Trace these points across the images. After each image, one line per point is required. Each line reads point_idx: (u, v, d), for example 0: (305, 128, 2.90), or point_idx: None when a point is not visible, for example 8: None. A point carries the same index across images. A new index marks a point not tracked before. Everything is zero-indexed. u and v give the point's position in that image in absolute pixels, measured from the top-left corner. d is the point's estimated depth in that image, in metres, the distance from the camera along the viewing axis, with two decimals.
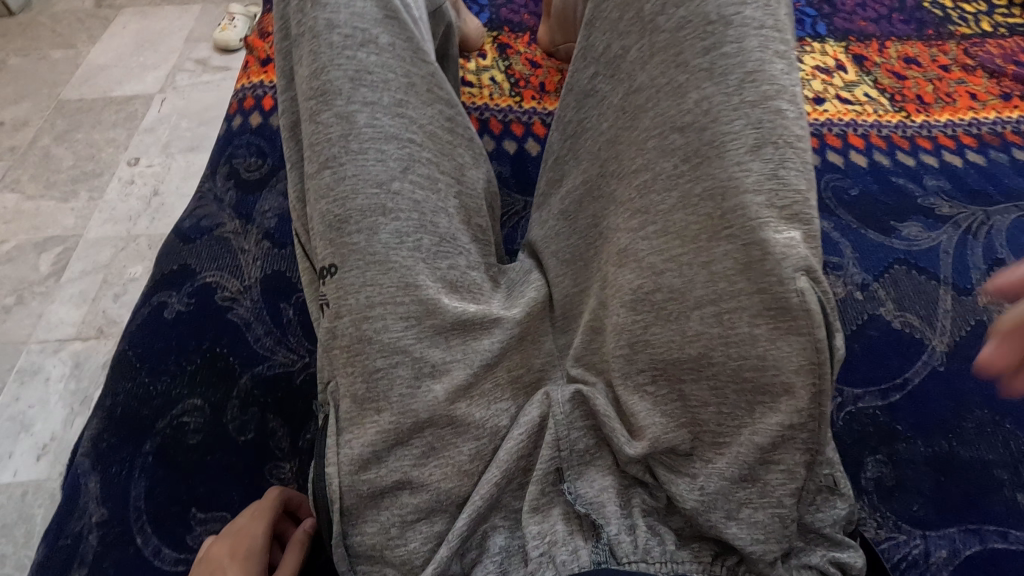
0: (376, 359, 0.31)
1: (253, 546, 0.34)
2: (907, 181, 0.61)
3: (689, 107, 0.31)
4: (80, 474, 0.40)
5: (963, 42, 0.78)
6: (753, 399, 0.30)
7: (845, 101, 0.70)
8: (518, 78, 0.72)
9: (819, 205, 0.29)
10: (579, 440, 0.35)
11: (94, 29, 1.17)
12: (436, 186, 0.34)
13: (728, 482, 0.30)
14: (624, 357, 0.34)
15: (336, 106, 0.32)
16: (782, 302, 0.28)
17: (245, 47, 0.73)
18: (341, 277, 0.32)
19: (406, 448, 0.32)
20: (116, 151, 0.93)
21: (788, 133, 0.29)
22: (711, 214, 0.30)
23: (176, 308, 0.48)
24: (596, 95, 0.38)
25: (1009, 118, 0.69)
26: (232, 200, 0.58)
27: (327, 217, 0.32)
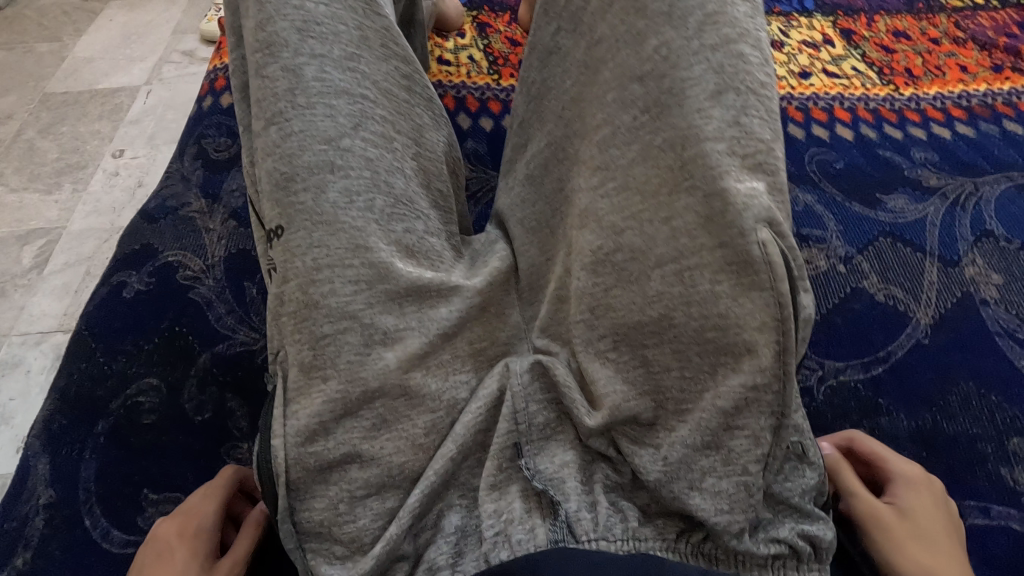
0: (323, 325, 0.30)
1: (203, 529, 0.32)
2: (894, 153, 0.60)
3: (649, 54, 0.30)
4: (31, 456, 0.39)
5: (954, 15, 0.76)
6: (716, 360, 0.28)
7: (832, 75, 0.69)
8: (497, 55, 0.70)
9: (783, 157, 0.28)
10: (538, 415, 0.35)
11: (78, 21, 1.16)
12: (391, 146, 0.32)
13: (691, 450, 0.29)
14: (585, 322, 0.33)
15: (282, 59, 0.30)
16: (744, 254, 0.27)
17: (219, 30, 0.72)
18: (288, 238, 0.30)
19: (355, 419, 0.31)
20: (99, 143, 0.92)
21: (750, 79, 0.28)
22: (672, 165, 0.29)
23: (136, 288, 0.46)
24: (559, 53, 0.37)
25: (1000, 90, 0.67)
26: (199, 179, 0.56)
27: (274, 176, 0.30)
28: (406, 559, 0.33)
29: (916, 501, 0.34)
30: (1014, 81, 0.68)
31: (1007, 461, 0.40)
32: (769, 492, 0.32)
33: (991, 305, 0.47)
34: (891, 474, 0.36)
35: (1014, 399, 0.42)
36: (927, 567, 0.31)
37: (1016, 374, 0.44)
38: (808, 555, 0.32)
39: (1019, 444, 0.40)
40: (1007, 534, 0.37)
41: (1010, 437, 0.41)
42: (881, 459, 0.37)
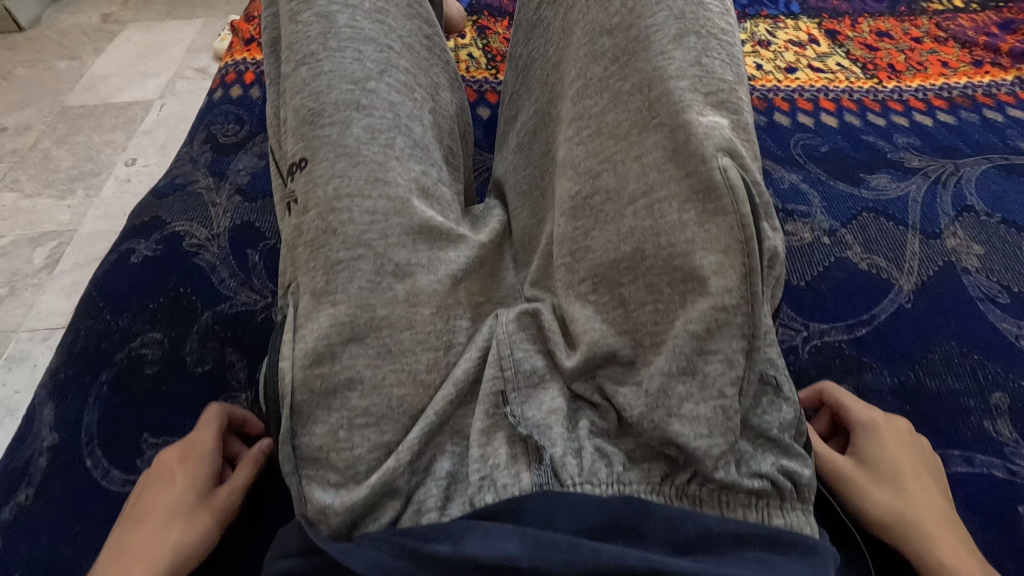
0: (339, 251, 0.31)
1: (205, 452, 0.33)
2: (877, 139, 0.61)
3: (616, 8, 0.33)
4: (37, 403, 0.40)
5: (935, 17, 0.78)
6: (685, 289, 0.29)
7: (817, 70, 0.71)
8: (495, 54, 0.73)
9: (744, 96, 0.30)
10: (528, 361, 0.35)
11: (97, 41, 1.21)
12: (413, 95, 0.35)
13: (667, 377, 0.30)
14: (566, 266, 0.34)
15: (317, 7, 0.34)
16: (707, 180, 0.28)
17: (231, 29, 0.75)
18: (312, 169, 0.32)
19: (361, 344, 0.31)
20: (113, 152, 0.96)
21: (711, 25, 0.31)
22: (640, 107, 0.31)
23: (143, 253, 0.48)
24: (541, 24, 0.40)
25: (980, 83, 0.69)
26: (208, 160, 0.58)
27: (301, 112, 0.33)
28: (397, 495, 0.33)
29: (873, 445, 0.34)
30: (994, 75, 0.70)
31: (990, 414, 0.40)
32: (746, 425, 0.32)
33: (972, 274, 0.49)
34: (851, 421, 0.35)
35: (995, 357, 0.43)
36: (892, 509, 0.31)
37: (997, 334, 0.45)
38: (791, 493, 0.31)
39: (1000, 399, 0.41)
40: (990, 480, 0.38)
41: (992, 392, 0.41)
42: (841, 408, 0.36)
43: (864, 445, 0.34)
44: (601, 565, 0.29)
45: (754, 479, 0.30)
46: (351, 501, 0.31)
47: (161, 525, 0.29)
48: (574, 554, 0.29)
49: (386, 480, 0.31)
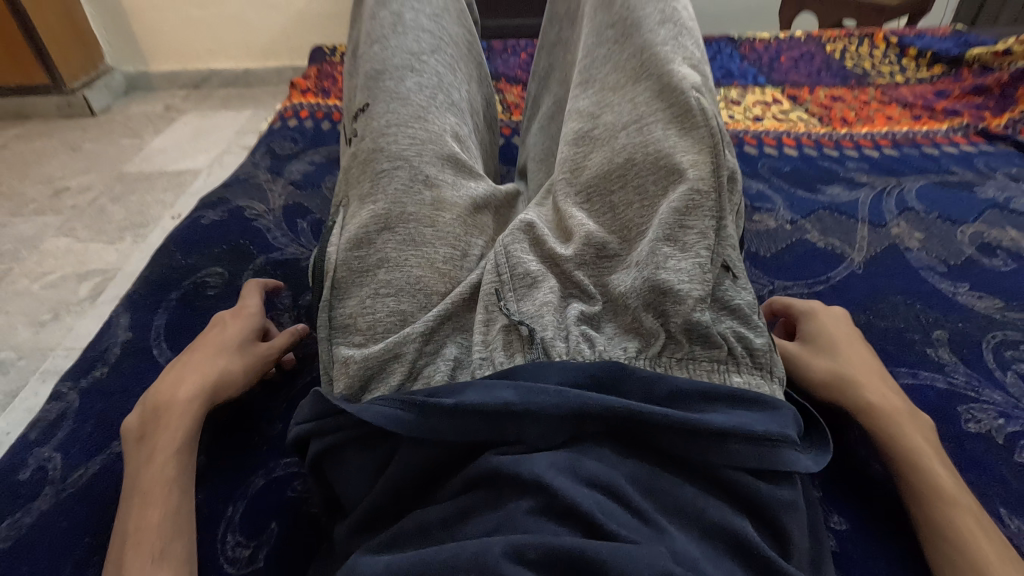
0: (383, 163, 0.41)
1: (252, 314, 0.41)
2: (832, 164, 0.73)
3: (617, 10, 0.45)
4: (113, 314, 0.47)
5: (881, 87, 0.93)
6: (667, 183, 0.37)
7: (780, 120, 0.85)
8: (510, 105, 0.88)
9: (709, 66, 0.41)
10: (527, 263, 0.37)
11: (156, 122, 1.55)
12: (454, 73, 0.49)
13: (655, 240, 0.35)
14: (566, 178, 0.41)
15: (391, 9, 0.49)
16: (685, 105, 0.38)
17: (292, 83, 0.90)
18: (371, 110, 0.44)
19: (390, 232, 0.39)
20: (162, 209, 1.22)
21: (684, 20, 0.43)
22: (634, 67, 0.42)
23: (211, 218, 0.58)
24: (559, 41, 0.56)
25: (921, 130, 0.81)
26: (267, 163, 0.70)
27: (370, 73, 0.46)
28: (403, 363, 0.35)
29: (816, 325, 0.40)
30: (930, 125, 0.82)
31: (932, 344, 0.46)
32: (714, 298, 0.35)
33: (914, 251, 0.57)
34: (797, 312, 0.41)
35: (935, 306, 0.50)
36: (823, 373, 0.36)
37: (936, 291, 0.52)
38: (745, 358, 0.33)
39: (940, 334, 0.47)
40: (934, 388, 0.43)
41: (933, 330, 0.48)
42: (789, 309, 0.42)
43: (806, 328, 0.40)
44: (584, 404, 0.30)
45: (712, 330, 0.33)
46: (365, 357, 0.36)
47: (213, 353, 0.36)
48: (562, 400, 0.30)
49: (399, 343, 0.36)
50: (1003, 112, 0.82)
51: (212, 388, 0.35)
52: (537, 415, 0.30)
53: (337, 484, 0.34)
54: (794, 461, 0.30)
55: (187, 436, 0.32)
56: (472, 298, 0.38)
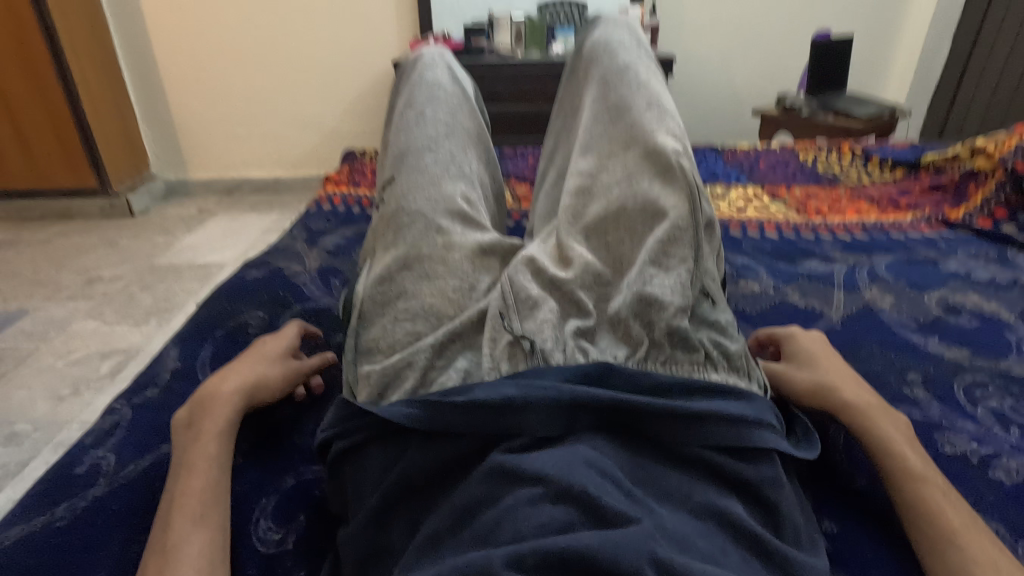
0: (403, 217, 0.48)
1: (288, 339, 0.46)
2: (808, 244, 0.81)
3: (610, 93, 0.55)
4: (164, 348, 0.53)
5: (850, 187, 1.05)
6: (654, 224, 0.45)
7: (761, 210, 0.95)
8: (521, 196, 0.99)
9: (686, 136, 0.50)
10: (529, 288, 0.43)
11: (189, 226, 1.81)
12: (467, 146, 0.56)
13: (644, 265, 0.43)
14: (568, 221, 0.48)
15: (414, 100, 0.58)
16: (668, 164, 0.46)
17: (330, 177, 1.03)
18: (395, 179, 0.52)
19: (409, 271, 0.45)
20: (188, 300, 1.37)
21: (664, 102, 0.53)
22: (625, 136, 0.51)
23: (254, 274, 0.65)
24: (565, 121, 0.65)
25: (888, 219, 0.90)
26: (304, 235, 0.79)
27: (396, 151, 0.54)
28: (416, 373, 0.40)
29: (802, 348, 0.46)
30: (896, 216, 0.92)
31: (906, 383, 0.50)
32: (694, 316, 0.42)
33: (886, 311, 0.62)
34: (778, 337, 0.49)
35: (907, 354, 0.55)
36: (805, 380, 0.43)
37: (907, 343, 0.57)
38: (721, 361, 0.39)
39: (914, 376, 0.51)
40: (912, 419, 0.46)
41: (907, 372, 0.52)
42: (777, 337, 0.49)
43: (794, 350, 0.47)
44: (579, 393, 0.33)
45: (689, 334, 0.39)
46: (383, 368, 0.41)
47: (253, 364, 0.42)
48: (560, 390, 0.33)
49: (416, 353, 0.41)
50: (959, 204, 0.91)
51: (249, 390, 0.39)
52: (537, 406, 0.33)
53: (351, 488, 0.35)
54: (765, 437, 0.33)
55: (225, 425, 0.36)
56: (481, 321, 0.42)
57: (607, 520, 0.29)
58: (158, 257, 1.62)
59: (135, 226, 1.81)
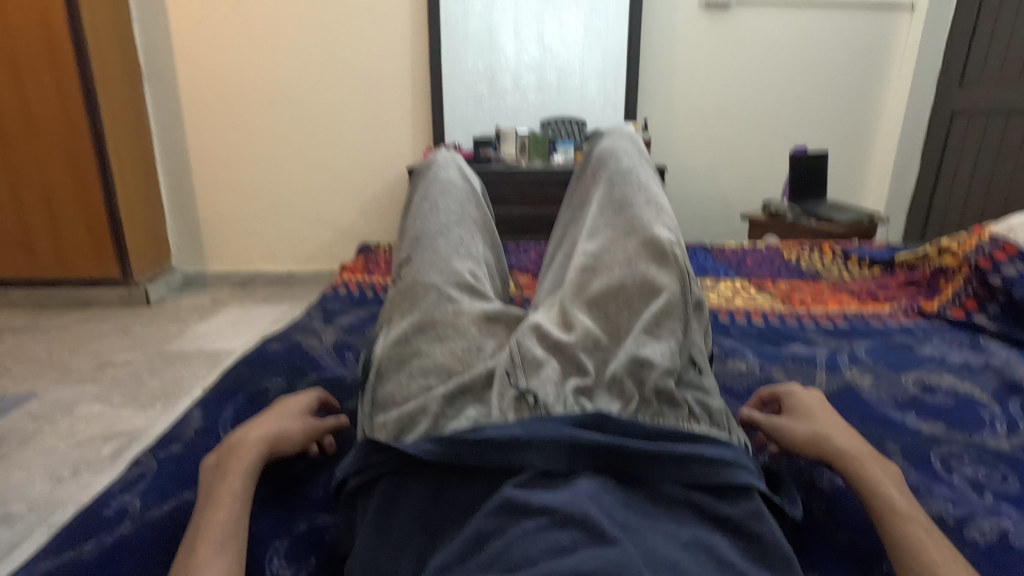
0: (419, 288, 0.54)
1: (304, 399, 0.50)
2: (793, 329, 0.86)
3: (612, 188, 0.63)
4: (189, 410, 0.57)
5: (832, 281, 1.12)
6: (648, 299, 0.51)
7: (749, 300, 1.01)
8: (524, 285, 1.06)
9: (677, 224, 0.58)
10: (535, 351, 0.49)
11: (201, 315, 1.89)
12: (475, 233, 0.64)
13: (639, 334, 0.48)
14: (571, 294, 0.55)
15: (431, 192, 0.66)
16: (660, 247, 0.53)
17: (347, 265, 1.10)
18: (411, 257, 0.59)
19: (423, 333, 0.51)
20: (194, 385, 1.41)
21: (658, 196, 0.61)
22: (623, 224, 0.58)
23: (275, 347, 0.70)
24: (569, 218, 0.74)
25: (868, 310, 0.96)
26: (321, 315, 0.84)
27: (413, 234, 0.62)
28: (427, 420, 0.44)
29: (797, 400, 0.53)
30: (875, 307, 0.98)
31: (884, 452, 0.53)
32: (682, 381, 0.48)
33: (865, 389, 0.66)
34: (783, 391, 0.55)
35: (884, 427, 0.58)
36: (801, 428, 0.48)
37: (884, 417, 0.60)
38: (705, 417, 0.45)
39: (891, 447, 0.54)
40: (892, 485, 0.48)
41: (885, 443, 0.55)
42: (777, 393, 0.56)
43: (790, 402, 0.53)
44: (577, 437, 0.37)
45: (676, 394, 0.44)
46: (399, 413, 0.45)
47: (275, 417, 0.46)
48: (558, 432, 0.38)
49: (428, 404, 0.45)
50: (933, 299, 0.97)
51: (271, 439, 0.43)
52: (538, 444, 0.37)
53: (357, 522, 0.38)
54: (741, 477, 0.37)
55: (249, 467, 0.40)
56: (489, 378, 0.47)
57: (604, 542, 0.32)
58: (169, 345, 1.67)
59: (150, 314, 1.88)
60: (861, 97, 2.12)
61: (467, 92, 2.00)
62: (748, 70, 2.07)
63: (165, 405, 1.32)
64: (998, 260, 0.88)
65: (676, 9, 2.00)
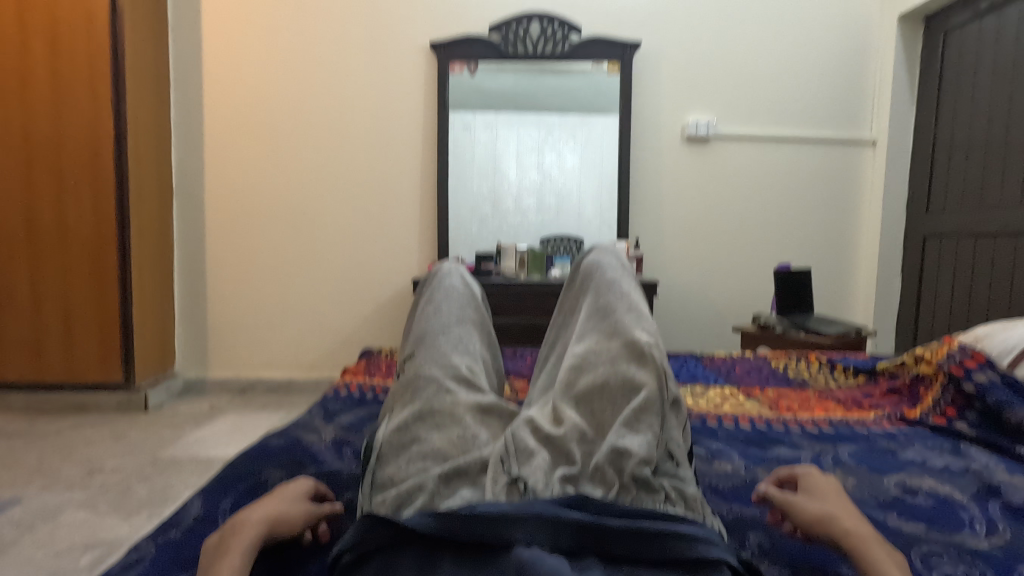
0: (420, 380, 0.59)
1: (302, 484, 0.53)
2: (779, 433, 0.89)
3: (597, 293, 0.70)
4: (189, 500, 0.59)
5: (818, 389, 1.16)
6: (629, 394, 0.56)
7: (737, 405, 1.05)
8: (520, 388, 1.10)
9: (656, 325, 0.63)
10: (528, 441, 0.52)
11: (198, 421, 1.89)
12: (473, 332, 0.70)
13: (620, 426, 0.52)
14: (561, 390, 0.59)
15: (434, 295, 0.74)
16: (638, 345, 0.59)
17: (351, 368, 1.15)
18: (415, 352, 0.64)
19: (423, 421, 0.55)
20: (183, 492, 1.39)
21: (638, 300, 0.67)
22: (606, 324, 0.64)
23: (277, 441, 0.73)
24: (562, 322, 0.81)
25: (854, 416, 0.99)
26: (322, 413, 0.88)
27: (417, 332, 0.68)
28: (423, 502, 0.47)
29: (815, 480, 0.58)
30: (860, 413, 1.01)
31: None
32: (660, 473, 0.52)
33: (848, 490, 0.68)
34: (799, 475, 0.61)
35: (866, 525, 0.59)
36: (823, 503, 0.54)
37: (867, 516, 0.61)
38: (678, 504, 0.49)
39: None
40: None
41: None
42: (795, 474, 0.61)
43: (807, 481, 0.59)
44: (561, 514, 0.41)
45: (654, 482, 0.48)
46: (398, 490, 0.49)
47: (274, 502, 0.48)
48: (546, 510, 0.41)
49: (425, 485, 0.48)
50: (915, 406, 1.00)
51: (268, 523, 0.45)
52: (526, 520, 0.41)
53: None
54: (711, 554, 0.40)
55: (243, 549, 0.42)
56: (483, 465, 0.51)
57: None
58: (162, 451, 1.66)
59: (147, 419, 1.89)
60: (834, 220, 2.30)
61: (471, 212, 2.20)
62: (729, 195, 2.26)
63: (150, 514, 1.30)
64: (968, 367, 0.92)
65: (659, 142, 2.24)
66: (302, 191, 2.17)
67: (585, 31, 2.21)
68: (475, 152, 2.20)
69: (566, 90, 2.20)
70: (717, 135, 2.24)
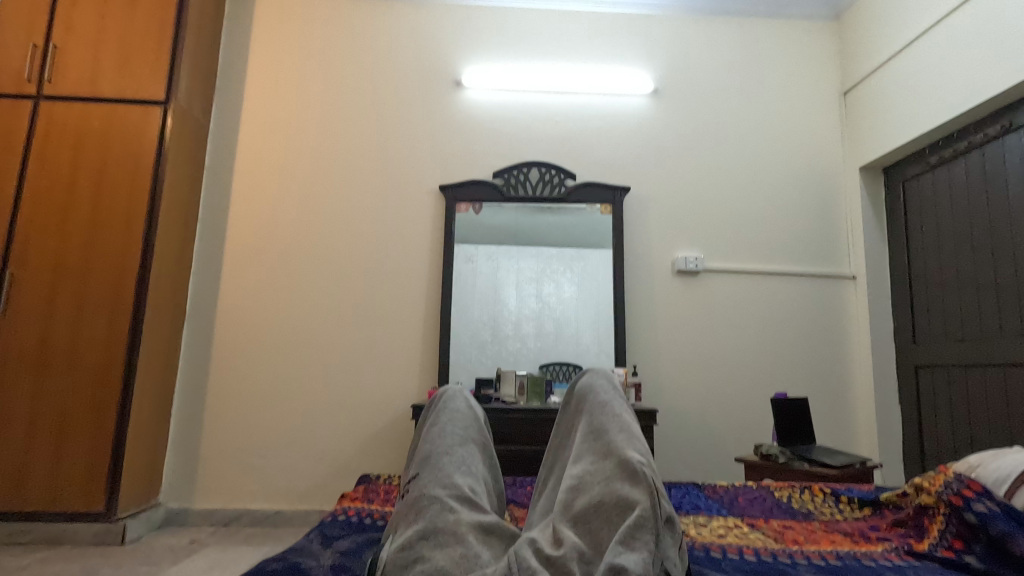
0: (423, 500, 0.61)
1: None
2: (785, 565, 0.87)
3: (591, 414, 0.74)
4: None
5: (823, 520, 1.14)
6: (624, 514, 0.58)
7: (741, 537, 1.03)
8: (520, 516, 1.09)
9: (648, 444, 0.67)
10: (529, 561, 0.54)
11: (178, 556, 1.79)
12: (474, 452, 0.73)
13: (618, 545, 0.54)
14: (560, 512, 0.62)
15: (437, 418, 0.78)
16: (630, 464, 0.62)
17: (351, 493, 1.14)
18: (418, 472, 0.67)
19: (426, 542, 0.57)
20: None
21: (629, 419, 0.71)
22: (600, 445, 0.67)
23: (274, 567, 0.72)
24: (558, 443, 0.84)
25: (862, 549, 0.97)
26: (320, 538, 0.87)
27: (420, 453, 0.71)
28: None
29: None
30: (868, 547, 0.99)
31: None
32: None
33: None
34: None
35: None
36: None
37: None
38: None
39: None
40: None
41: None
42: None
43: None
44: None
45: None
46: None
47: None
48: None
49: None
50: (923, 540, 0.98)
51: None
52: None
53: None
54: None
55: None
56: None
57: None
58: None
59: (124, 554, 1.79)
60: (820, 350, 2.40)
61: (472, 339, 2.31)
62: (730, 327, 2.39)
63: None
64: (967, 496, 0.93)
65: (650, 275, 2.44)
66: (326, 310, 2.32)
67: (579, 180, 2.54)
68: (476, 281, 2.39)
69: (563, 227, 2.46)
70: (705, 269, 2.44)
